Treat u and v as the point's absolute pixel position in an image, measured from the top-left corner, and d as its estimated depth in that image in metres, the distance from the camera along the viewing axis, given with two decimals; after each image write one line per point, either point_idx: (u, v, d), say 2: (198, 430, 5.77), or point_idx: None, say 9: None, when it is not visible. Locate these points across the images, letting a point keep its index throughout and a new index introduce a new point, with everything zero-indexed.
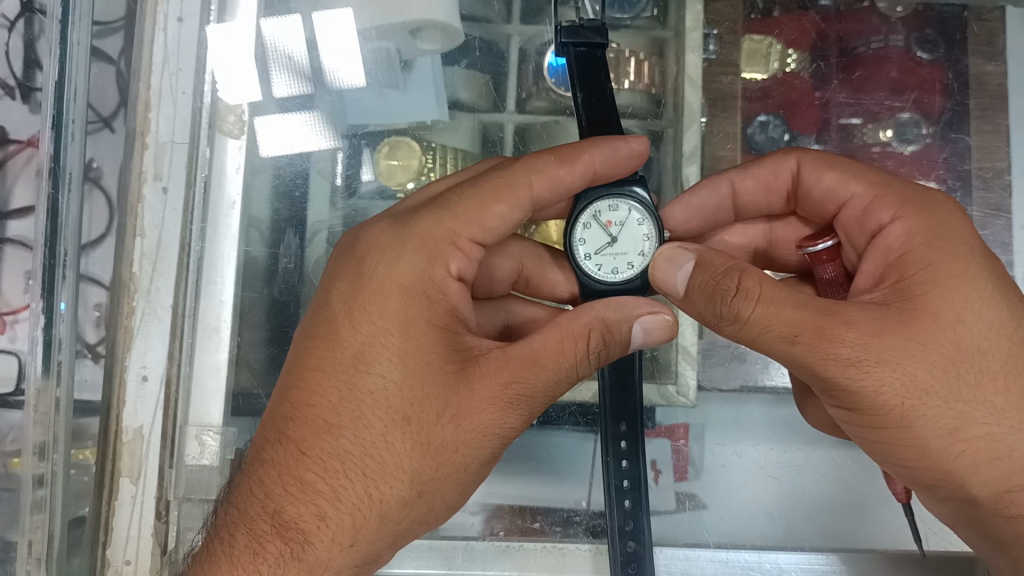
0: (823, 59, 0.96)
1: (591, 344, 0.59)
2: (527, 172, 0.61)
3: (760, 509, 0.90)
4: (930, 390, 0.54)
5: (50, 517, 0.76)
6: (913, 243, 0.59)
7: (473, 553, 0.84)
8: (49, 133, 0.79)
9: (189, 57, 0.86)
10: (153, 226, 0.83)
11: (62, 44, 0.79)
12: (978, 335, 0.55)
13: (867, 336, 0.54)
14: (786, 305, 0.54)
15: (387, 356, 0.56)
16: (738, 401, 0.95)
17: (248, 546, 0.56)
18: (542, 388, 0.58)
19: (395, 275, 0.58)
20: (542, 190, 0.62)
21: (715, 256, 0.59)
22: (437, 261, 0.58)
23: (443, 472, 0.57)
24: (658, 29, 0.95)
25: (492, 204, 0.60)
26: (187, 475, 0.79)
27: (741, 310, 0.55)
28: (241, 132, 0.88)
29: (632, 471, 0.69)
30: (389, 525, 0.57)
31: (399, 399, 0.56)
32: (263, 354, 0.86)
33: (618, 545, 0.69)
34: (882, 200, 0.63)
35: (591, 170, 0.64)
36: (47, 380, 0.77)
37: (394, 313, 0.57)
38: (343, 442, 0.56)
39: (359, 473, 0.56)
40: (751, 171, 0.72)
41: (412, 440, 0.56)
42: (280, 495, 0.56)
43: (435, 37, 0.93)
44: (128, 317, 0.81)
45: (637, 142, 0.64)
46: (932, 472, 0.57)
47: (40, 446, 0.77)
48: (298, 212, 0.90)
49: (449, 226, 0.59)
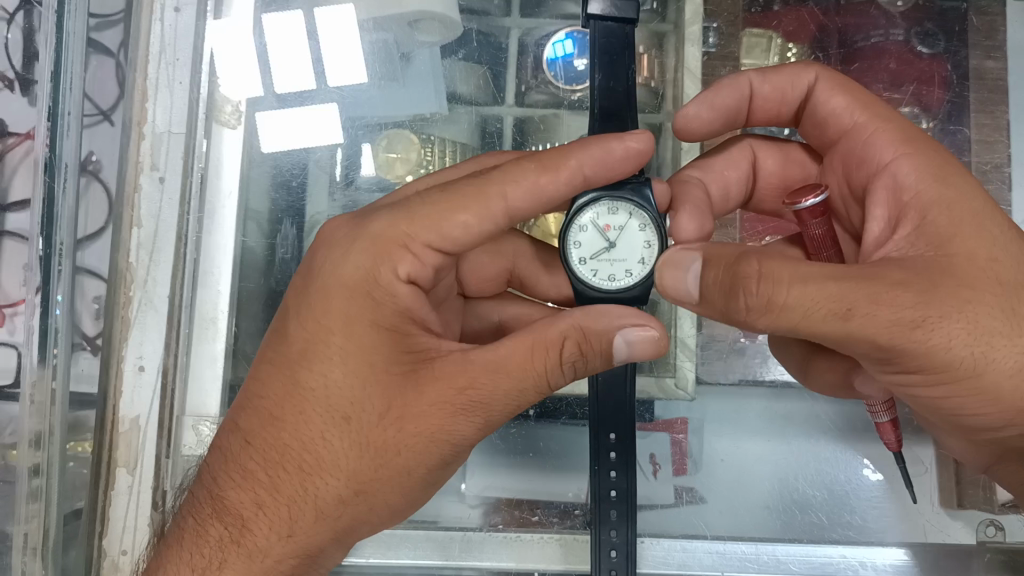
0: (822, 51, 0.96)
1: (566, 352, 0.56)
2: (501, 181, 0.55)
3: (759, 501, 0.90)
4: (995, 332, 0.51)
5: (46, 507, 0.77)
6: (922, 180, 0.57)
7: (471, 544, 0.84)
8: (46, 124, 0.79)
9: (187, 48, 0.85)
10: (150, 216, 0.82)
11: (59, 34, 0.79)
12: (1015, 269, 0.53)
13: (922, 296, 0.49)
14: (822, 280, 0.48)
15: (329, 354, 0.57)
16: (738, 395, 0.94)
17: (196, 527, 0.61)
18: (500, 397, 0.57)
19: (339, 273, 0.57)
20: (520, 201, 0.56)
21: (722, 248, 0.54)
22: (384, 262, 0.57)
23: (383, 473, 0.58)
24: (656, 22, 0.94)
25: (457, 212, 0.56)
26: (185, 464, 0.80)
27: (774, 289, 0.49)
28: (238, 123, 0.88)
29: (620, 482, 0.68)
30: (327, 521, 0.58)
31: (339, 396, 0.57)
32: (260, 345, 0.85)
33: (601, 553, 0.69)
34: (884, 133, 0.62)
35: (579, 175, 0.57)
36: (43, 369, 0.78)
37: (338, 313, 0.57)
38: (282, 437, 0.58)
39: (295, 468, 0.57)
40: (769, 76, 0.70)
41: (349, 438, 0.57)
42: (225, 481, 0.60)
43: (433, 29, 0.93)
44: (124, 308, 0.81)
45: (635, 140, 0.58)
46: (1005, 414, 0.55)
47: (37, 435, 0.78)
48: (296, 203, 0.90)
49: (403, 228, 0.57)
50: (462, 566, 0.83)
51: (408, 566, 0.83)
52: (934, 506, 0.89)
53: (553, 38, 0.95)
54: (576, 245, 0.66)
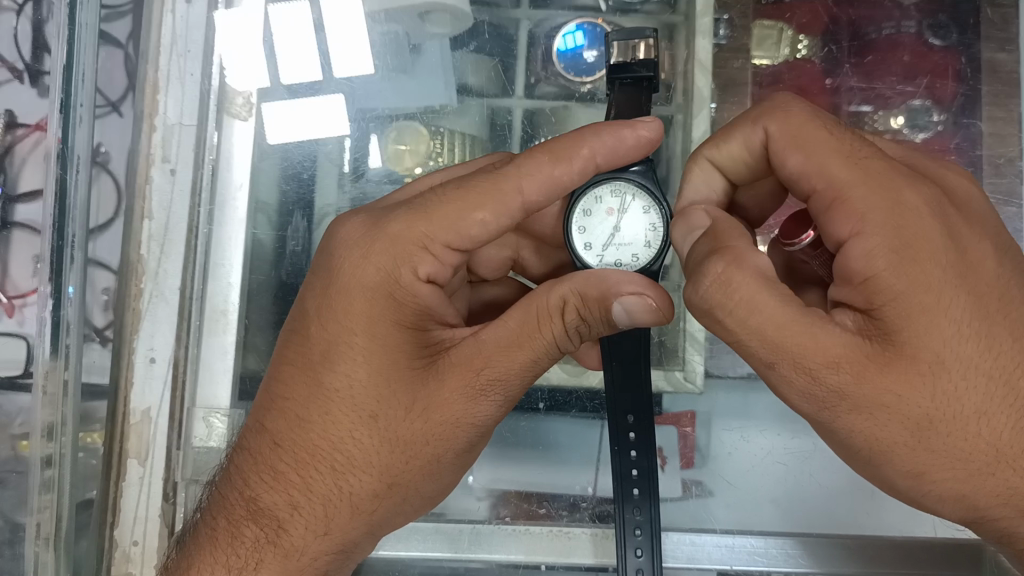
0: (834, 42, 0.96)
1: (567, 321, 0.57)
2: (516, 176, 0.57)
3: (765, 495, 0.90)
4: (897, 441, 0.53)
5: (58, 498, 0.76)
6: (875, 266, 0.50)
7: (479, 536, 0.84)
8: (57, 115, 0.78)
9: (198, 39, 0.85)
10: (161, 208, 0.82)
11: (72, 25, 0.78)
12: (957, 378, 0.52)
13: (844, 381, 0.51)
14: (773, 309, 0.51)
15: (352, 356, 0.58)
16: (744, 388, 0.93)
17: (228, 529, 0.61)
18: (516, 377, 0.58)
19: (360, 276, 0.58)
20: (536, 195, 0.57)
21: (727, 228, 0.55)
22: (405, 263, 0.57)
23: (412, 465, 0.59)
24: (667, 14, 0.94)
25: (473, 211, 0.57)
26: (194, 456, 0.80)
27: (726, 313, 0.52)
28: (249, 115, 0.87)
29: (642, 462, 0.67)
30: (362, 515, 0.60)
31: (364, 397, 0.57)
32: (270, 337, 0.85)
33: (623, 532, 0.67)
34: (845, 204, 0.52)
35: (592, 164, 0.58)
36: (55, 360, 0.78)
37: (360, 314, 0.58)
38: (313, 437, 0.58)
39: (327, 467, 0.58)
40: (722, 146, 0.61)
41: (378, 436, 0.58)
42: (258, 482, 0.60)
43: (444, 21, 0.92)
44: (135, 300, 0.81)
45: (645, 129, 0.59)
46: (905, 501, 0.58)
47: (49, 427, 0.77)
48: (306, 195, 0.90)
49: (422, 230, 0.57)
50: (471, 558, 0.84)
51: (420, 559, 0.84)
52: None
53: (562, 29, 0.95)
54: (581, 231, 0.66)
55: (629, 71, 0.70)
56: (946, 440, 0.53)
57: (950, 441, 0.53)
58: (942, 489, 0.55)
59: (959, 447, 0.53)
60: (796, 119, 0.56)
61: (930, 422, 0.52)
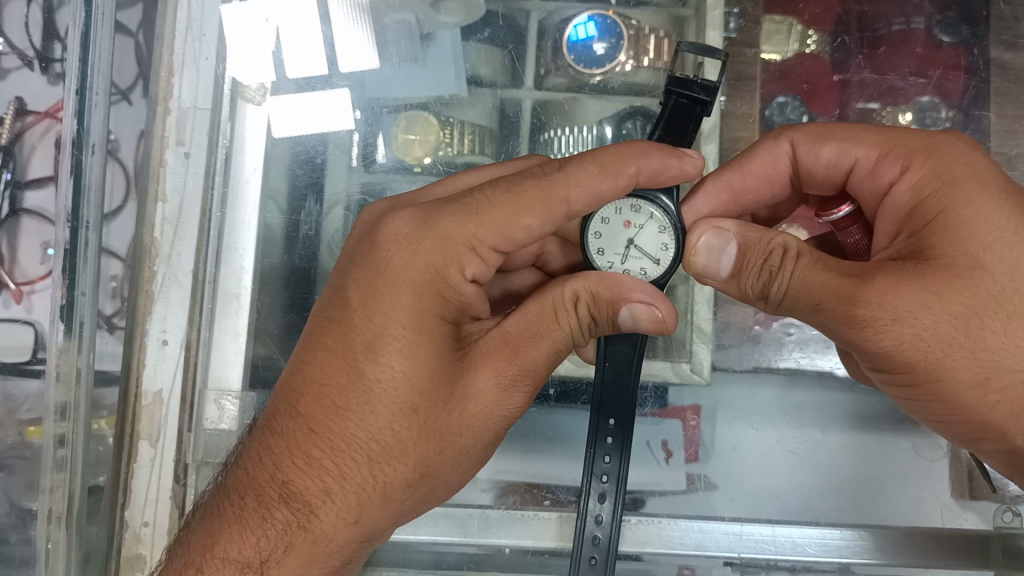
0: (846, 33, 0.96)
1: (581, 318, 0.61)
2: (566, 185, 0.58)
3: (775, 487, 0.91)
4: (952, 343, 0.55)
5: (70, 477, 0.77)
6: (922, 195, 0.59)
7: (488, 521, 0.84)
8: (72, 98, 0.78)
9: (213, 23, 0.86)
10: (175, 191, 0.81)
11: (88, 9, 0.79)
12: (1005, 279, 0.55)
13: (885, 288, 0.55)
14: (813, 271, 0.57)
15: (396, 348, 0.58)
16: (751, 381, 0.95)
17: (257, 511, 0.60)
18: (538, 368, 0.61)
19: (410, 270, 0.58)
20: (581, 204, 0.58)
21: (755, 234, 0.60)
22: (453, 263, 0.57)
23: (445, 455, 0.60)
24: (678, 7, 0.94)
25: (522, 217, 0.57)
26: (206, 438, 0.80)
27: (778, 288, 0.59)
28: (262, 100, 0.89)
29: (613, 469, 0.68)
30: (393, 504, 0.61)
31: (405, 389, 0.58)
32: (282, 322, 0.86)
33: (581, 533, 0.68)
34: (888, 156, 0.62)
35: (634, 182, 0.60)
36: (69, 342, 0.78)
37: (406, 308, 0.58)
38: (351, 426, 0.58)
39: (364, 457, 0.59)
40: (747, 169, 0.71)
41: (416, 428, 0.59)
42: (291, 467, 0.59)
43: (456, 10, 0.93)
44: (149, 282, 0.80)
45: (690, 162, 0.62)
46: (974, 426, 0.59)
47: (62, 407, 0.77)
48: (318, 179, 0.91)
49: (471, 231, 0.57)
50: (478, 543, 0.84)
51: (426, 542, 0.84)
52: (949, 496, 0.90)
53: (574, 21, 0.96)
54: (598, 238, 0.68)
55: (687, 89, 0.69)
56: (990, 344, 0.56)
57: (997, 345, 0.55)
58: (1010, 401, 0.57)
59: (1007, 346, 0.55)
60: (814, 126, 0.68)
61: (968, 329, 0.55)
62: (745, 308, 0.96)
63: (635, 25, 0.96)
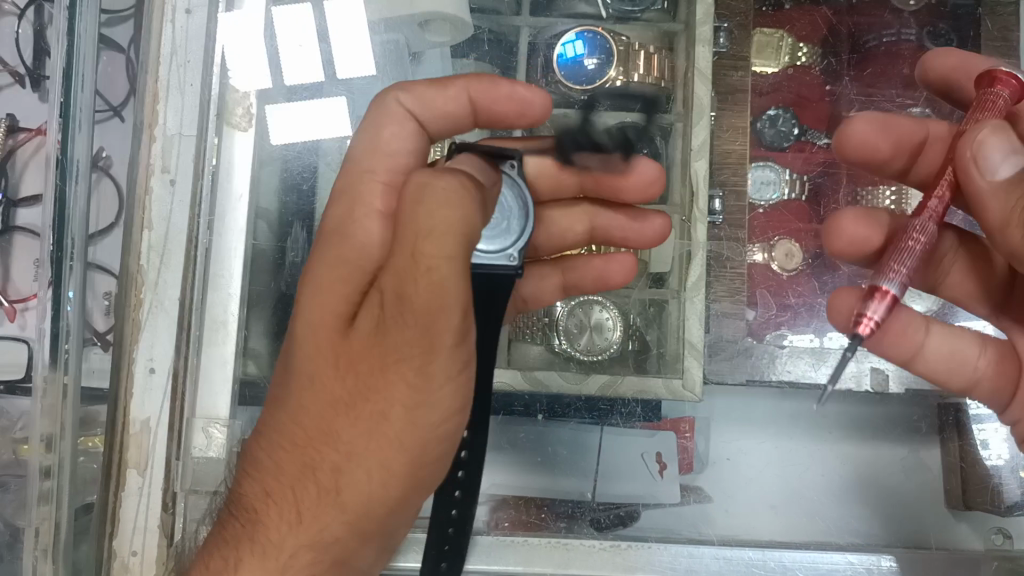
0: (834, 55, 0.96)
1: (407, 216, 0.55)
2: (397, 98, 0.72)
3: (765, 501, 0.92)
4: None
5: (57, 508, 0.77)
6: None
7: (476, 547, 0.82)
8: (57, 123, 0.79)
9: (198, 49, 0.84)
10: (161, 219, 0.82)
11: (70, 35, 0.79)
12: None
13: None
14: None
15: (303, 324, 0.62)
16: (744, 395, 0.99)
17: (226, 532, 0.64)
18: (413, 288, 0.54)
19: (328, 250, 0.66)
20: (415, 109, 0.72)
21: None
22: (353, 223, 0.67)
23: (359, 425, 0.58)
24: (668, 22, 0.97)
25: (382, 133, 0.72)
26: (194, 466, 0.80)
27: (1011, 145, 0.59)
28: (249, 126, 0.86)
29: None
30: (328, 492, 0.59)
31: (307, 363, 0.61)
32: (270, 344, 0.86)
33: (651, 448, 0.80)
34: None
35: (464, 94, 0.72)
36: (54, 370, 0.78)
37: (315, 284, 0.64)
38: (275, 414, 0.62)
39: (289, 444, 0.60)
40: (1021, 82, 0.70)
41: (319, 397, 0.59)
42: (245, 479, 0.64)
43: (444, 30, 0.95)
44: (135, 310, 0.81)
45: (522, 88, 0.73)
46: None
47: (49, 436, 0.78)
48: (306, 207, 0.91)
49: (367, 174, 0.71)
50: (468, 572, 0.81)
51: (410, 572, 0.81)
52: (943, 507, 0.91)
53: (563, 38, 0.94)
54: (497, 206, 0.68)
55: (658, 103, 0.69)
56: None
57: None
58: None
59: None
60: None
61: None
62: (737, 322, 0.95)
63: (624, 41, 0.94)
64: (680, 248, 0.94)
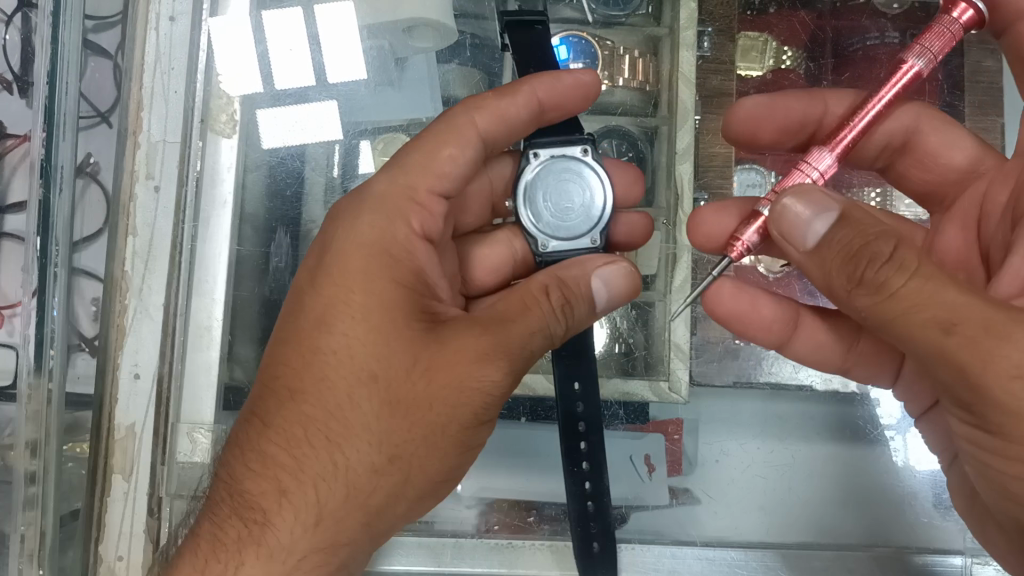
0: (813, 60, 0.97)
1: (552, 299, 0.62)
2: (468, 113, 0.68)
3: (753, 504, 0.92)
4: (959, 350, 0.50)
5: (42, 514, 0.77)
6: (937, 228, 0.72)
7: (461, 550, 0.84)
8: (42, 130, 0.79)
9: (181, 56, 0.85)
10: (145, 225, 0.82)
11: (54, 43, 0.79)
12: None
13: (924, 283, 0.50)
14: (944, 284, 0.50)
15: (351, 314, 0.61)
16: (732, 398, 0.97)
17: (213, 535, 0.61)
18: (515, 340, 0.60)
19: (356, 238, 0.63)
20: (487, 126, 0.68)
21: (863, 215, 0.55)
22: (399, 219, 0.64)
23: (414, 433, 0.59)
24: (652, 26, 0.97)
25: (441, 149, 0.67)
26: (178, 471, 0.80)
27: (818, 202, 0.56)
28: (234, 132, 0.87)
29: (588, 412, 0.74)
30: (359, 496, 0.59)
31: (360, 358, 0.60)
32: (254, 351, 0.86)
33: (578, 504, 0.75)
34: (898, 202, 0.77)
35: (534, 100, 0.69)
36: (38, 377, 0.78)
37: (355, 271, 0.62)
38: (306, 408, 0.60)
39: (323, 441, 0.59)
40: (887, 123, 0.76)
41: (376, 398, 0.59)
42: (246, 472, 0.61)
43: (428, 35, 0.92)
44: (121, 315, 0.81)
45: (581, 76, 0.70)
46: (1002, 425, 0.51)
47: (33, 443, 0.78)
48: (290, 213, 0.90)
49: (406, 186, 0.66)
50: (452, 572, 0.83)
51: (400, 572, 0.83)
52: (931, 509, 0.90)
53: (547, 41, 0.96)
54: (547, 215, 0.72)
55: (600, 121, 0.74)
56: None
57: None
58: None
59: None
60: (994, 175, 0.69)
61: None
62: (724, 324, 0.96)
63: (609, 45, 0.97)
64: (665, 249, 0.94)
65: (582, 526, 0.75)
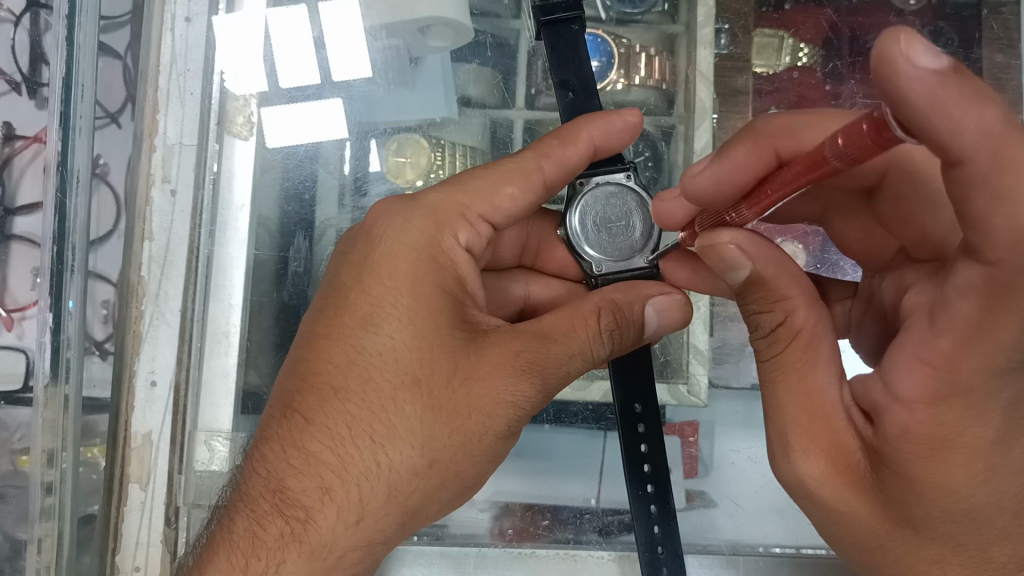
0: (837, 58, 0.95)
1: (603, 321, 0.61)
2: (537, 158, 0.64)
3: (773, 509, 0.90)
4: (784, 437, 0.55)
5: (59, 523, 0.76)
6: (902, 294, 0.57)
7: (484, 560, 0.83)
8: (57, 128, 0.78)
9: (197, 57, 0.85)
10: (161, 229, 0.81)
11: (69, 45, 0.78)
12: (811, 469, 0.53)
13: (780, 370, 0.54)
14: (795, 374, 0.53)
15: (397, 317, 0.57)
16: (749, 399, 0.94)
17: (248, 531, 0.55)
18: (554, 360, 0.59)
19: (403, 239, 0.60)
20: (553, 174, 0.64)
21: (777, 274, 0.52)
22: (447, 229, 0.60)
23: (455, 439, 0.57)
24: (668, 24, 0.95)
25: (504, 185, 0.63)
26: (197, 480, 0.79)
27: (726, 263, 0.52)
28: (250, 133, 0.87)
29: (649, 436, 0.72)
30: (399, 498, 0.56)
31: (406, 360, 0.57)
32: (272, 359, 0.85)
33: (643, 528, 0.72)
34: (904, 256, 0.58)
35: (591, 147, 0.65)
36: (56, 382, 0.77)
37: (404, 274, 0.58)
38: (349, 406, 0.56)
39: (366, 441, 0.56)
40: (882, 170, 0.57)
41: (421, 402, 0.56)
42: (284, 468, 0.56)
43: (446, 34, 0.90)
44: (136, 322, 0.80)
45: (631, 114, 0.66)
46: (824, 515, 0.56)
47: (49, 452, 0.77)
48: (307, 215, 0.89)
49: (459, 200, 0.62)
50: None
51: None
52: None
53: None
54: (600, 242, 0.71)
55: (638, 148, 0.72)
56: (859, 541, 0.54)
57: (838, 506, 0.53)
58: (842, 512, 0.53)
59: (846, 534, 0.55)
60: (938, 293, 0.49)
61: (835, 497, 0.53)
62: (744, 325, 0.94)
63: (625, 44, 0.96)
64: None
65: (650, 551, 0.72)
